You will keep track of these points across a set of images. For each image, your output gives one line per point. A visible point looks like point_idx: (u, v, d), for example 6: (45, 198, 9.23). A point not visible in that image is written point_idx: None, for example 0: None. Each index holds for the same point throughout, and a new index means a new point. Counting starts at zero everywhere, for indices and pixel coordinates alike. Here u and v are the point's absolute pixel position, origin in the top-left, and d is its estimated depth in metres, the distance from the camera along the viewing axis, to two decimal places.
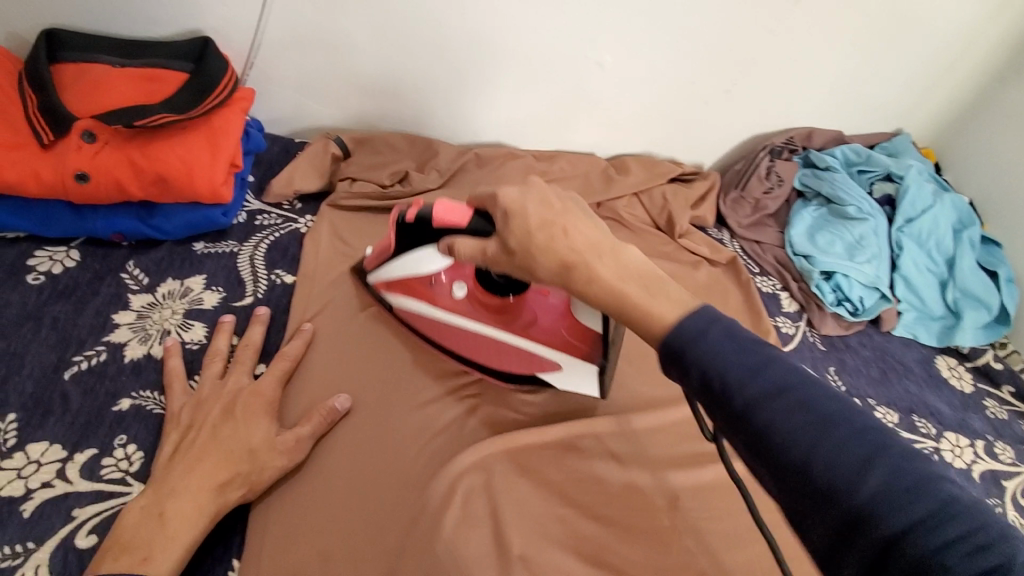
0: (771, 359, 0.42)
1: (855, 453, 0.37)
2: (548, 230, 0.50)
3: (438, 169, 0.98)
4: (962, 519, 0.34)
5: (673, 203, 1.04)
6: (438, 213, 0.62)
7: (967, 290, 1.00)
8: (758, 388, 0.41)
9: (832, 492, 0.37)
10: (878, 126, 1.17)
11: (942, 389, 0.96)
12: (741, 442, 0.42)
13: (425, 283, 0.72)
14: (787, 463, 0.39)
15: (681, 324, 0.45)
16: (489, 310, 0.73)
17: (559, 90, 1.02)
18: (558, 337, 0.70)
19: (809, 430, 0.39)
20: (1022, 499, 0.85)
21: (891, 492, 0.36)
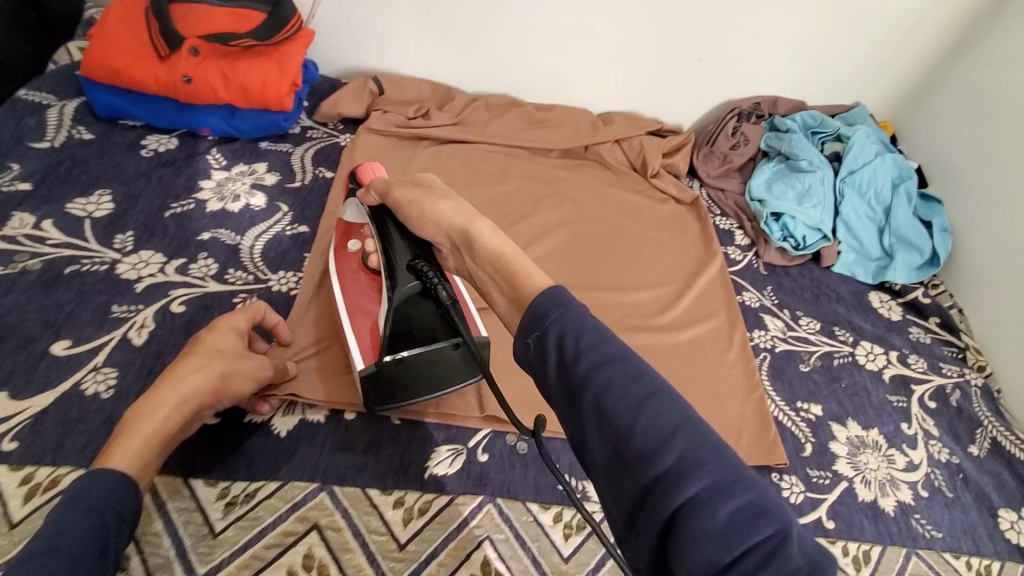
0: (618, 350, 0.42)
1: (668, 436, 0.38)
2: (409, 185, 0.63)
3: (453, 110, 1.21)
4: (751, 508, 0.35)
5: (648, 148, 1.24)
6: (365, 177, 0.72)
7: (902, 236, 1.16)
8: (589, 369, 0.41)
9: (641, 470, 0.38)
10: (839, 99, 1.34)
11: (868, 313, 1.11)
12: (574, 428, 0.42)
13: (347, 233, 0.78)
14: (586, 414, 0.40)
15: (537, 304, 0.45)
16: (366, 284, 0.75)
17: (556, 50, 1.23)
18: (360, 332, 0.72)
19: (596, 363, 0.41)
20: (928, 401, 0.98)
21: (711, 493, 0.35)
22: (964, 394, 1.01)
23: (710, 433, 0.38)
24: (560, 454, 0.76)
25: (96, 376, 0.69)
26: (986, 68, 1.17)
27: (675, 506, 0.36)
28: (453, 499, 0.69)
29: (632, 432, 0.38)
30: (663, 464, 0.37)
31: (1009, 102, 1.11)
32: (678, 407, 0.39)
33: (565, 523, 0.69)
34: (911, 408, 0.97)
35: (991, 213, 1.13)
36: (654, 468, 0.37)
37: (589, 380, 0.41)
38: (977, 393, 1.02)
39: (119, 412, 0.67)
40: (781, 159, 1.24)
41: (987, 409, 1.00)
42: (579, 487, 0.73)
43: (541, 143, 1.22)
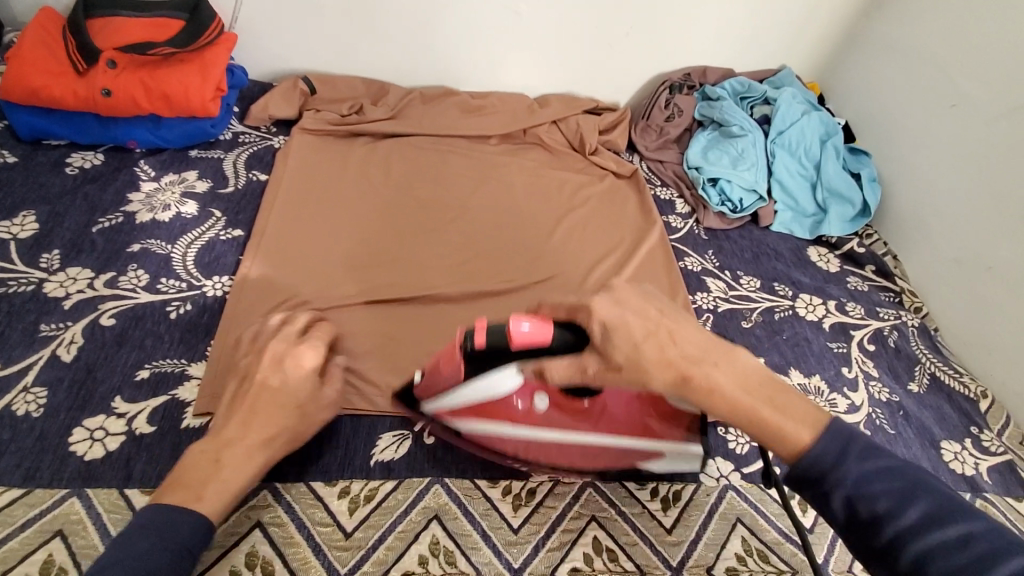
0: (851, 437, 0.54)
1: (907, 489, 0.51)
2: (658, 337, 0.58)
3: (388, 104, 1.21)
4: (975, 536, 0.47)
5: (586, 128, 1.26)
6: (521, 338, 0.58)
7: (833, 189, 1.20)
8: (836, 461, 0.53)
9: (878, 525, 0.50)
10: (767, 64, 1.37)
11: (808, 268, 1.15)
12: (830, 515, 0.53)
13: (502, 405, 0.66)
14: (840, 502, 0.52)
15: (818, 452, 0.54)
16: (571, 416, 0.67)
17: (487, 39, 1.24)
18: (640, 421, 0.69)
19: (835, 458, 0.53)
20: (867, 344, 1.02)
21: (928, 522, 0.49)
22: (902, 334, 1.05)
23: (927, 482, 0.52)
24: None
25: (27, 395, 0.68)
26: (897, 20, 1.22)
27: (891, 525, 0.49)
28: (399, 483, 0.70)
29: (876, 494, 0.51)
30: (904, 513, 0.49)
31: (921, 51, 1.17)
32: (903, 471, 0.52)
33: (513, 494, 0.71)
34: (851, 353, 1.01)
35: (913, 159, 1.18)
36: (898, 536, 0.49)
37: (835, 475, 0.52)
38: (914, 332, 1.06)
39: (51, 429, 0.66)
40: (714, 126, 1.28)
41: (923, 345, 1.04)
42: None
43: (479, 130, 1.22)
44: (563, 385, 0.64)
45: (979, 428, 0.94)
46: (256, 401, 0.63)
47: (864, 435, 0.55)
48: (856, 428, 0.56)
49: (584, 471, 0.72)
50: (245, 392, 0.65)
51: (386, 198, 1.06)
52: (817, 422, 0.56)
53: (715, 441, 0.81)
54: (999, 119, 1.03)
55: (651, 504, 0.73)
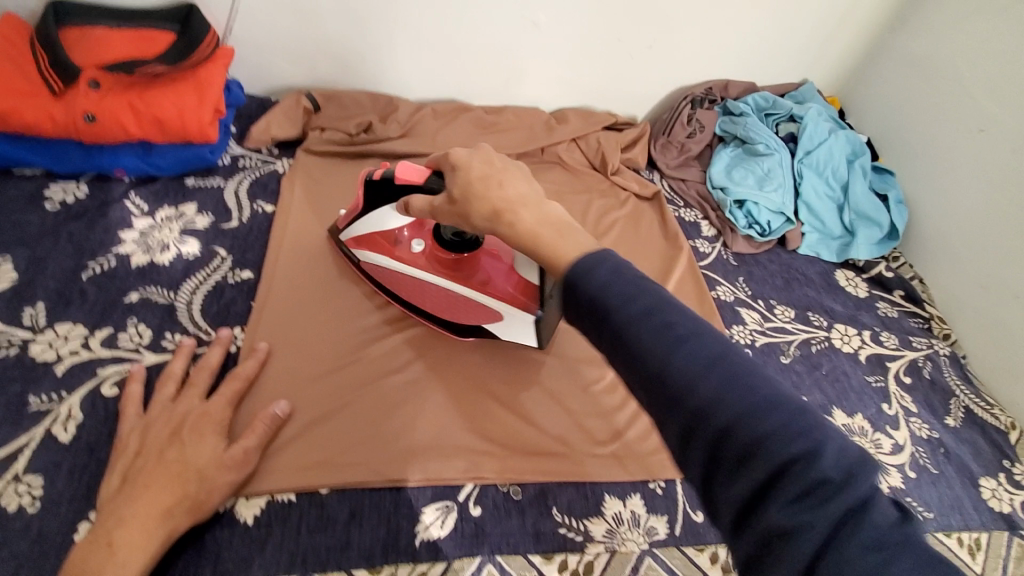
0: (727, 364, 0.40)
1: (712, 366, 0.40)
2: (485, 181, 0.58)
3: (398, 122, 1.12)
4: (839, 474, 0.36)
5: (606, 146, 1.20)
6: (398, 174, 0.69)
7: (861, 212, 1.17)
8: (726, 406, 0.38)
9: (744, 476, 0.37)
10: (788, 77, 1.33)
11: (838, 294, 1.12)
12: (700, 475, 0.40)
13: (389, 240, 0.78)
14: (745, 485, 0.37)
15: (629, 316, 0.43)
16: (447, 267, 0.75)
17: (502, 51, 1.17)
18: (505, 291, 0.73)
19: (715, 395, 0.39)
20: (904, 377, 1.00)
21: (793, 433, 0.37)
22: (935, 365, 1.03)
23: (750, 368, 0.40)
24: (558, 494, 0.71)
25: (18, 486, 0.60)
26: (925, 37, 1.18)
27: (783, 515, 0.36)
28: (448, 567, 0.63)
29: (772, 475, 0.36)
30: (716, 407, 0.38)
31: (945, 74, 1.14)
32: (799, 414, 0.38)
33: (570, 570, 0.66)
34: (889, 386, 0.98)
35: (940, 184, 1.15)
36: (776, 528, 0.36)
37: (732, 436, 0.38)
38: (946, 362, 1.05)
39: (51, 526, 0.58)
40: (738, 144, 1.24)
41: (956, 376, 1.03)
42: (581, 527, 0.69)
43: (495, 150, 1.15)
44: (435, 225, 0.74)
45: (1012, 461, 0.93)
46: (151, 476, 0.57)
47: (754, 364, 0.41)
48: (747, 357, 0.41)
49: (459, 321, 0.79)
50: (138, 465, 0.58)
51: None
52: (635, 282, 0.45)
53: None
54: None
55: (712, 572, 0.69)
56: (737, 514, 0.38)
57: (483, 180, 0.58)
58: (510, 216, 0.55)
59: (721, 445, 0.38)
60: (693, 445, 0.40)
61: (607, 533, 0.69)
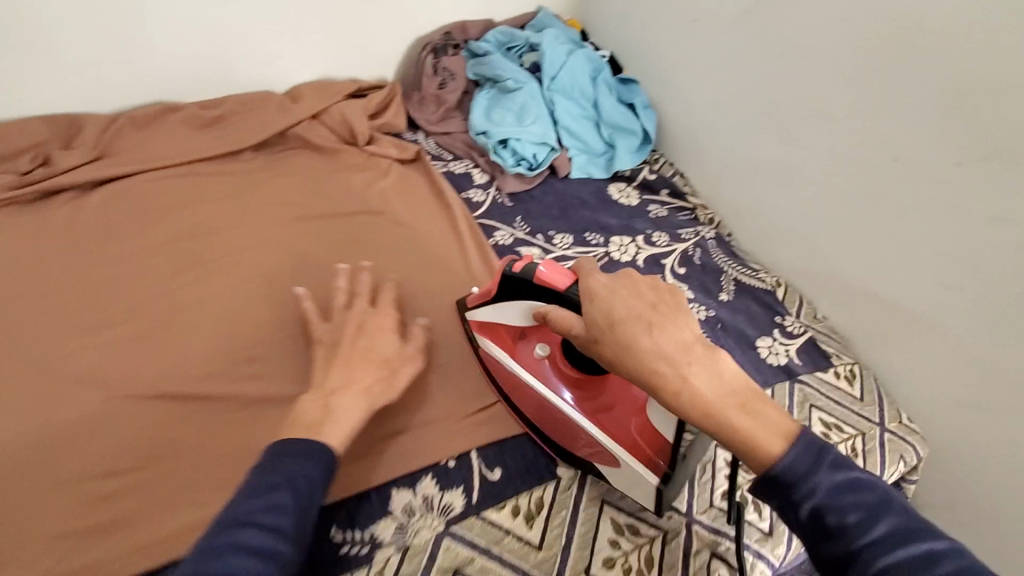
0: (849, 469, 0.54)
1: (867, 505, 0.52)
2: (634, 321, 0.60)
3: (86, 143, 0.95)
4: (920, 548, 0.49)
5: (352, 117, 1.11)
6: (543, 273, 0.69)
7: (615, 125, 1.21)
8: (822, 483, 0.53)
9: (851, 544, 0.51)
10: (523, 6, 1.31)
11: (612, 208, 1.15)
12: (809, 540, 0.54)
13: (518, 339, 0.77)
14: (840, 553, 0.51)
15: (784, 457, 0.54)
16: (568, 382, 0.75)
17: (197, 38, 1.01)
18: (631, 438, 0.70)
19: (813, 469, 0.54)
20: (678, 269, 1.06)
21: (896, 536, 0.50)
22: (704, 250, 1.11)
23: (886, 489, 0.54)
24: (336, 510, 0.68)
25: None
26: None
27: (865, 547, 0.50)
28: None
29: (857, 527, 0.51)
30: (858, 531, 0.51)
31: None
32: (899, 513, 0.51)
33: None
34: (667, 282, 1.04)
35: (677, 80, 1.21)
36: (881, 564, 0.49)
37: (812, 494, 0.53)
38: (714, 245, 1.13)
39: None
40: (491, 84, 1.22)
41: (724, 256, 1.11)
42: (366, 536, 0.67)
43: (222, 149, 1.01)
44: (564, 340, 0.74)
45: (783, 316, 1.02)
46: None
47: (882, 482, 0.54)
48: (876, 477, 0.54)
49: (547, 442, 0.77)
50: None
51: (114, 265, 0.83)
52: (786, 431, 0.56)
53: None
54: (733, 27, 1.07)
55: (512, 526, 0.71)
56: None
57: (629, 321, 0.60)
58: (631, 339, 0.59)
59: (823, 520, 0.52)
60: (778, 501, 0.55)
61: (397, 531, 0.68)
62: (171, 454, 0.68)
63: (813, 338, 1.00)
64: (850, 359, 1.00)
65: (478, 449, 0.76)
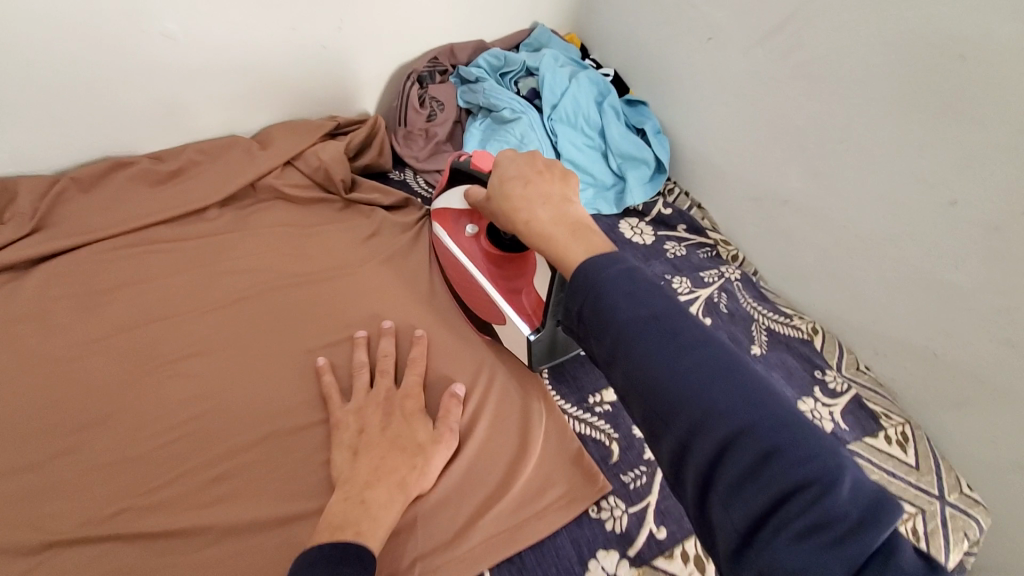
0: (678, 316, 0.43)
1: (715, 378, 0.40)
2: (523, 193, 0.55)
3: (20, 212, 0.81)
4: (755, 417, 0.38)
5: (328, 159, 0.96)
6: (475, 161, 0.76)
7: (625, 154, 1.10)
8: (641, 334, 0.42)
9: (675, 416, 0.40)
10: (516, 25, 1.19)
11: (625, 249, 1.05)
12: (639, 413, 0.43)
13: (459, 219, 0.83)
14: (649, 386, 0.41)
15: (591, 262, 0.46)
16: (491, 262, 0.78)
17: (149, 81, 0.88)
18: (523, 310, 0.73)
19: (638, 317, 0.43)
20: (703, 319, 0.96)
21: (709, 395, 0.39)
22: (729, 295, 1.00)
23: (755, 375, 0.41)
24: None
25: None
26: None
27: (699, 435, 0.38)
28: None
29: (693, 395, 0.39)
30: (712, 408, 0.38)
31: None
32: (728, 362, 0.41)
33: None
34: None
35: (691, 103, 1.09)
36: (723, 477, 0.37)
37: (644, 368, 0.41)
38: (739, 287, 1.02)
39: None
40: (485, 113, 1.10)
41: (750, 298, 1.01)
42: None
43: (184, 209, 0.89)
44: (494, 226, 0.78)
45: (822, 370, 0.93)
46: None
47: (719, 337, 0.43)
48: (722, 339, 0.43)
49: (471, 309, 0.82)
50: None
51: (58, 364, 0.71)
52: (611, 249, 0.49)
53: (591, 532, 0.67)
54: (757, 47, 0.96)
55: None
56: (697, 500, 0.39)
57: (511, 182, 0.57)
58: (515, 205, 0.55)
59: (684, 441, 0.39)
60: (612, 362, 0.44)
61: None
62: None
63: (859, 398, 0.91)
64: (900, 419, 0.90)
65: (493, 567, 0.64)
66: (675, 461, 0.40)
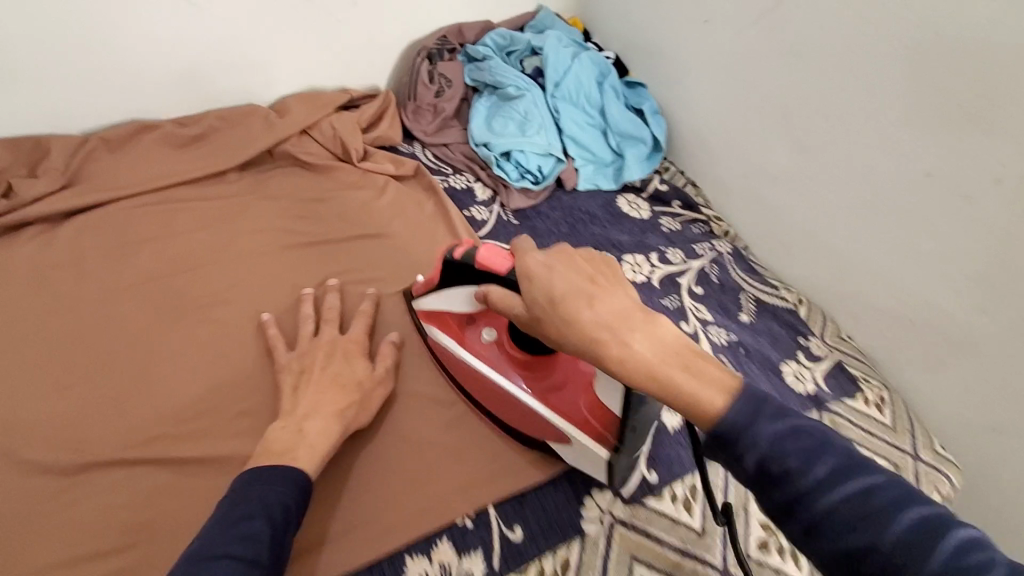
0: (799, 418, 0.47)
1: (834, 459, 0.45)
2: (571, 284, 0.54)
3: (54, 168, 0.87)
4: (913, 516, 0.41)
5: (343, 130, 1.03)
6: (481, 256, 0.64)
7: (623, 132, 1.14)
8: (800, 464, 0.45)
9: (836, 535, 0.42)
10: (521, 6, 1.23)
11: (622, 222, 1.10)
12: (796, 534, 0.45)
13: (464, 324, 0.75)
14: (812, 516, 0.43)
15: (727, 415, 0.48)
16: (517, 365, 0.72)
17: (171, 49, 0.93)
18: (580, 415, 0.68)
19: (790, 449, 0.45)
20: (695, 288, 1.01)
21: (883, 512, 0.41)
22: (721, 267, 1.05)
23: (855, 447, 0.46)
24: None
25: None
26: None
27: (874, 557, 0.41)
28: None
29: (833, 497, 0.43)
30: (814, 518, 0.43)
31: None
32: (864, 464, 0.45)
33: None
34: (684, 302, 0.98)
35: (688, 84, 1.14)
36: None
37: (808, 492, 0.44)
38: (730, 260, 1.07)
39: None
40: (491, 91, 1.14)
41: (741, 270, 1.06)
42: None
43: (204, 171, 0.94)
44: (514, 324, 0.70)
45: (806, 337, 0.99)
46: None
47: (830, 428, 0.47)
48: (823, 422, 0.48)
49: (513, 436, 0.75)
50: None
51: (93, 307, 0.77)
52: (723, 383, 0.50)
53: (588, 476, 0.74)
54: (750, 27, 1.00)
55: None
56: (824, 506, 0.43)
57: (571, 297, 0.53)
58: (567, 305, 0.53)
59: (859, 563, 0.41)
60: (762, 489, 0.46)
61: None
62: (157, 523, 0.62)
63: (841, 362, 0.96)
64: (879, 383, 0.96)
65: (497, 502, 0.71)
66: (787, 505, 0.45)
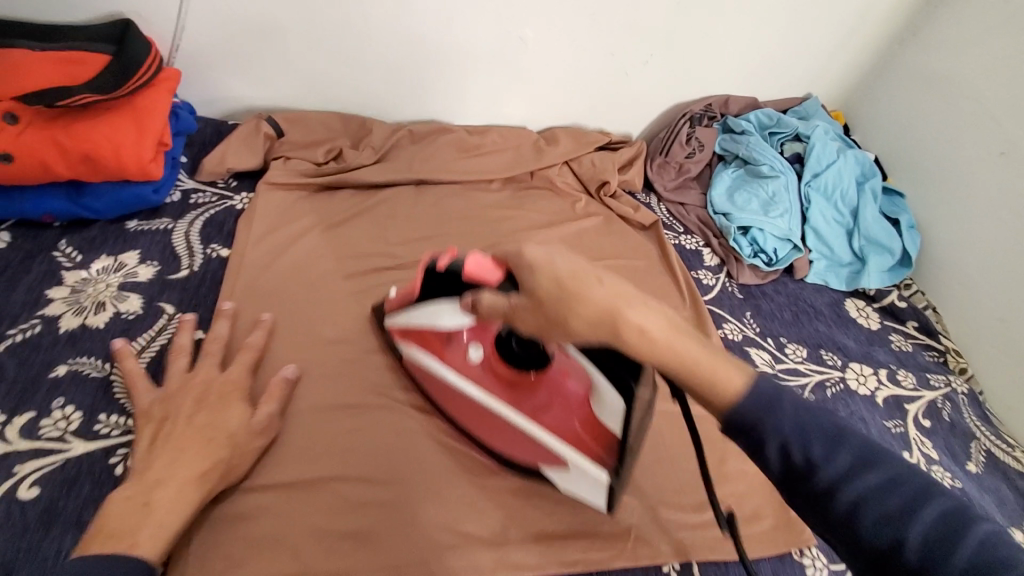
0: (843, 430, 0.41)
1: (890, 491, 0.38)
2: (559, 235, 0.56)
3: (372, 146, 1.02)
4: (922, 501, 0.38)
5: (602, 168, 1.11)
6: (469, 267, 0.58)
7: (871, 237, 1.10)
8: (849, 494, 0.39)
9: (857, 525, 0.38)
10: (788, 92, 1.25)
11: (849, 327, 1.05)
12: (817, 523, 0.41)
13: (443, 339, 0.72)
14: (838, 518, 0.39)
15: (745, 402, 0.41)
16: (501, 381, 0.71)
17: (487, 68, 1.06)
18: (570, 431, 0.67)
19: (831, 454, 0.40)
20: (922, 420, 0.93)
21: (901, 505, 0.37)
22: (954, 406, 0.96)
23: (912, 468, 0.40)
24: None
25: None
26: (938, 52, 1.11)
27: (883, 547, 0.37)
28: None
29: (859, 517, 0.38)
30: (910, 513, 0.37)
31: (964, 91, 1.06)
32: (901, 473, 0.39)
33: None
34: (908, 432, 0.92)
35: (957, 207, 1.08)
36: (844, 502, 0.39)
37: (836, 487, 0.39)
38: (965, 401, 0.98)
39: None
40: (739, 163, 1.15)
41: (975, 415, 0.96)
42: None
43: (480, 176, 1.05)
44: (499, 334, 0.69)
45: None
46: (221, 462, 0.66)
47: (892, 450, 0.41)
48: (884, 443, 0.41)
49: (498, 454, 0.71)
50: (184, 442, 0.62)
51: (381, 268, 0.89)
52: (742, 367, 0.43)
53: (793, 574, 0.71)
54: None
55: None
56: (852, 542, 0.39)
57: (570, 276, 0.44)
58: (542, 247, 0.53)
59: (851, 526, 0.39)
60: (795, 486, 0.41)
61: None
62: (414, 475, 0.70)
63: None
64: None
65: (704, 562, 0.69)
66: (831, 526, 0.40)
